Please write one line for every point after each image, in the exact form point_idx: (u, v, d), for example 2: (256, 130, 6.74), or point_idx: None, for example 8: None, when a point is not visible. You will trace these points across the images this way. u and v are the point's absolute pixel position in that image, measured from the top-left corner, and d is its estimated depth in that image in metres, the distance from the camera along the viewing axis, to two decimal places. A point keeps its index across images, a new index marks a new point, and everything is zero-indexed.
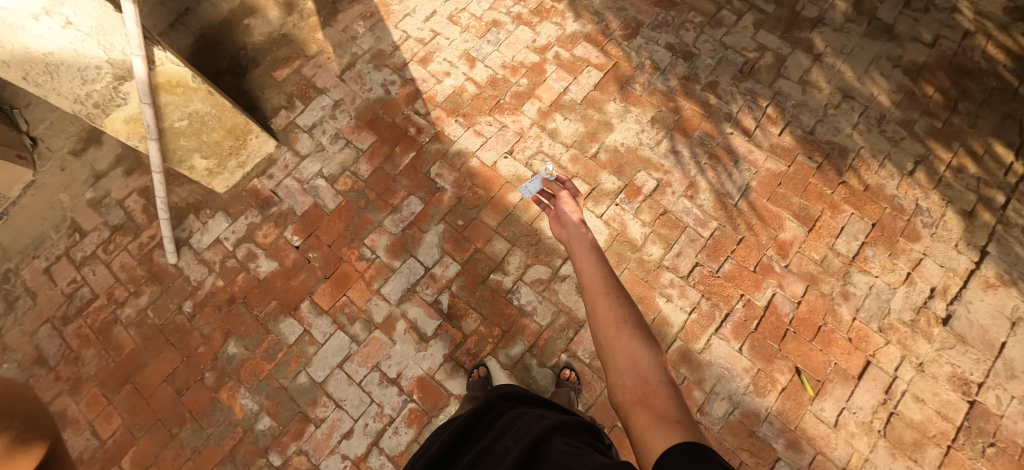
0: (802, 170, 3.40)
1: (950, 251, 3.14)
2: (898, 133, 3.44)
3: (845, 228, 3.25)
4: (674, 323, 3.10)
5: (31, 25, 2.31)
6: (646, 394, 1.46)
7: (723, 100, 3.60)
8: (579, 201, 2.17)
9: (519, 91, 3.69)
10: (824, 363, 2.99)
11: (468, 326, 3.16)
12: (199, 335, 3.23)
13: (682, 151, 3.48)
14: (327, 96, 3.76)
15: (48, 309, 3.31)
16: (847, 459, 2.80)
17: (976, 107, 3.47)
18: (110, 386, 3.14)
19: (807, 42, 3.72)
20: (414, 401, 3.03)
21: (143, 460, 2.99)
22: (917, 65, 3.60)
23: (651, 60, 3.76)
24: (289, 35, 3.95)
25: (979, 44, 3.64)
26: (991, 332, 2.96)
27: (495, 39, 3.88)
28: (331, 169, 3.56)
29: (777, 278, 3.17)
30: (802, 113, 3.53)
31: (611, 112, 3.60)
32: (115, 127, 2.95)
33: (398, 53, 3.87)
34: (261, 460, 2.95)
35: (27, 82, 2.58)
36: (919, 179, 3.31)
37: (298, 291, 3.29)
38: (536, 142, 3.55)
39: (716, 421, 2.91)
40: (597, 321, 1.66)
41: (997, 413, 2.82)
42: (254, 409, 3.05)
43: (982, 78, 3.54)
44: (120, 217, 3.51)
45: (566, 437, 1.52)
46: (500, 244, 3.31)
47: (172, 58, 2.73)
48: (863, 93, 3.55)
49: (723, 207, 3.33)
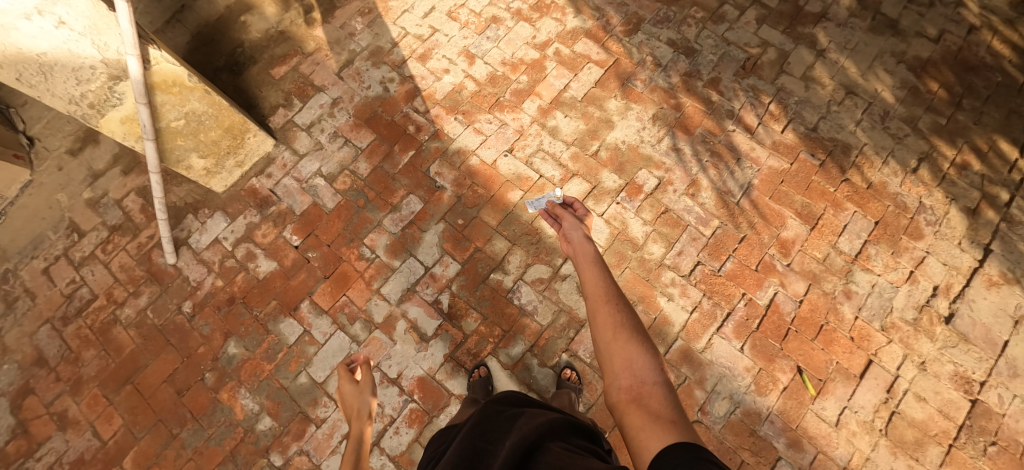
0: (804, 168, 3.37)
1: (953, 249, 3.12)
2: (901, 130, 3.40)
3: (848, 226, 3.22)
4: (675, 322, 3.08)
5: (23, 25, 2.28)
6: (641, 394, 1.44)
7: (725, 97, 3.57)
8: (588, 221, 2.14)
9: (519, 88, 3.66)
10: (825, 362, 2.98)
11: (468, 326, 3.15)
12: (199, 335, 3.22)
13: (684, 149, 3.45)
14: (325, 94, 3.73)
15: (47, 310, 3.30)
16: (848, 459, 2.80)
17: (981, 103, 3.44)
18: (111, 386, 3.14)
19: (810, 38, 3.68)
20: (415, 401, 3.03)
21: (144, 461, 2.99)
22: (921, 60, 3.56)
23: (652, 56, 3.72)
24: (287, 32, 3.91)
25: (985, 39, 3.60)
26: (993, 331, 2.95)
27: (495, 36, 3.84)
28: (330, 168, 3.54)
29: (779, 277, 3.15)
30: (805, 110, 3.50)
31: (612, 109, 3.57)
32: (110, 127, 2.92)
33: (397, 50, 3.83)
34: (262, 460, 2.95)
35: (20, 83, 2.55)
36: (923, 176, 3.29)
37: (297, 291, 3.28)
38: (536, 139, 3.52)
39: (717, 420, 2.90)
40: (594, 324, 1.65)
41: (1000, 412, 2.81)
42: (254, 409, 3.05)
43: (987, 73, 3.50)
44: (119, 217, 3.49)
45: (562, 440, 1.50)
46: (500, 243, 3.30)
47: (168, 58, 2.69)
48: (867, 89, 3.51)
49: (724, 205, 3.31)
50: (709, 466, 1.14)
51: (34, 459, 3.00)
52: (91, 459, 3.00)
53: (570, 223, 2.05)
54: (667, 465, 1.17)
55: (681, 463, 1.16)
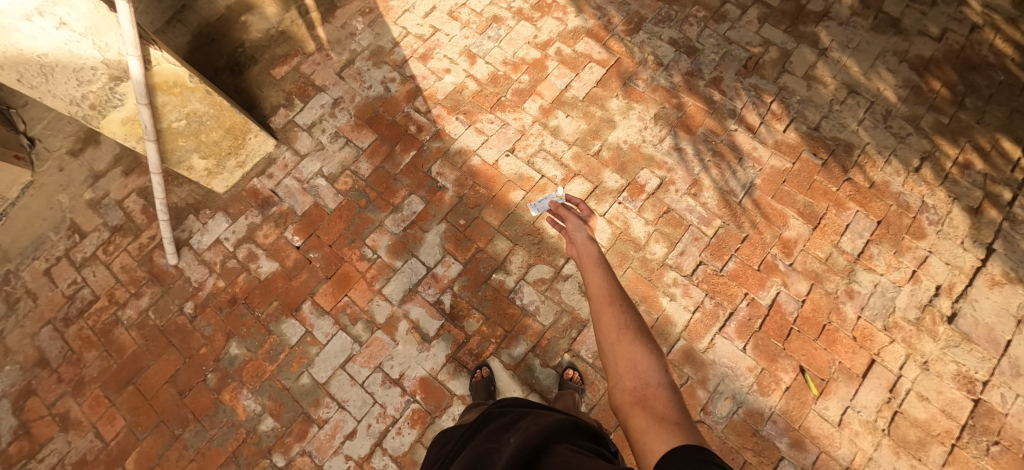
0: (807, 167, 3.36)
1: (955, 248, 3.12)
2: (904, 129, 3.40)
3: (850, 226, 3.22)
4: (677, 322, 3.08)
5: (24, 26, 2.27)
6: (645, 396, 1.44)
7: (727, 96, 3.56)
8: (591, 222, 2.14)
9: (520, 88, 3.65)
10: (828, 362, 2.97)
11: (470, 326, 3.14)
12: (200, 336, 3.22)
13: (686, 149, 3.44)
14: (326, 94, 3.72)
15: (48, 311, 3.29)
16: (851, 459, 2.79)
17: (983, 102, 3.43)
18: (113, 387, 3.14)
19: (812, 37, 3.67)
20: (417, 401, 3.02)
21: (146, 462, 2.99)
22: (923, 59, 3.55)
23: (654, 56, 3.71)
24: (287, 32, 3.90)
25: (987, 37, 3.59)
26: (996, 330, 2.95)
27: (496, 35, 3.83)
28: (331, 168, 3.53)
29: (781, 277, 3.15)
30: (807, 109, 3.49)
31: (614, 109, 3.56)
32: (112, 128, 2.92)
33: (398, 49, 3.82)
34: (265, 461, 2.95)
35: (21, 84, 2.54)
36: (925, 175, 3.28)
37: (299, 291, 3.27)
38: (538, 139, 3.51)
39: (720, 420, 2.90)
40: (598, 326, 1.64)
41: (1003, 412, 2.81)
42: (257, 410, 3.05)
43: (990, 72, 3.49)
44: (120, 217, 3.49)
45: (568, 442, 1.49)
46: (502, 244, 3.29)
47: (169, 58, 2.68)
48: (869, 88, 3.50)
49: (726, 205, 3.30)
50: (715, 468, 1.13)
51: (36, 460, 3.00)
52: (93, 459, 3.00)
53: (574, 225, 2.04)
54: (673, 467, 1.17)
55: (686, 465, 1.16)
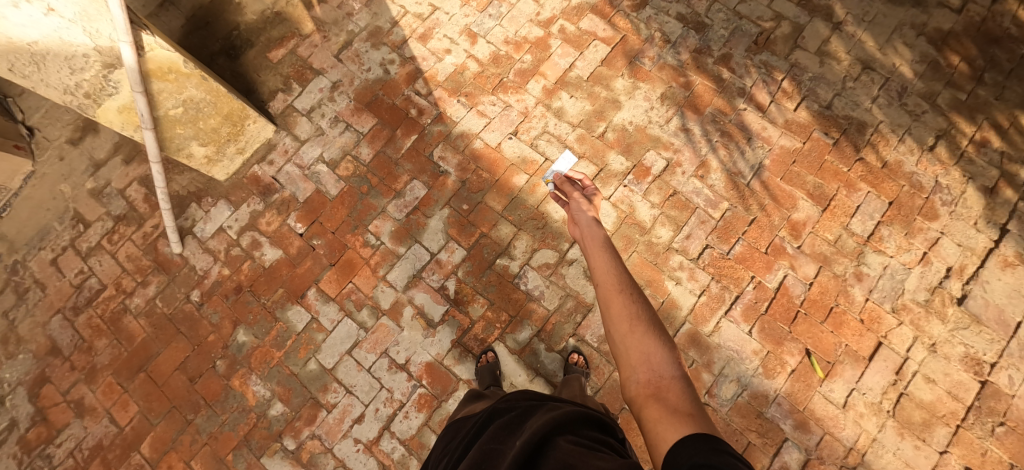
0: (817, 147, 3.28)
1: (968, 229, 3.05)
2: (919, 107, 3.29)
3: (861, 207, 3.15)
4: (683, 306, 3.07)
5: (13, 14, 2.21)
6: (659, 388, 1.42)
7: (736, 74, 3.45)
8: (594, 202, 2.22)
9: (523, 69, 3.56)
10: (834, 345, 2.96)
11: (475, 311, 3.15)
12: (208, 324, 3.25)
13: (693, 129, 3.36)
14: (324, 77, 3.64)
15: (57, 300, 3.33)
16: (855, 440, 2.81)
17: (1003, 77, 3.30)
18: (125, 374, 3.19)
19: (826, 10, 3.52)
20: (424, 386, 3.05)
21: (161, 446, 3.06)
22: (942, 32, 3.40)
23: (661, 32, 3.59)
24: (282, 13, 3.80)
25: (1011, 9, 3.43)
26: (1006, 311, 2.91)
27: (497, 13, 3.71)
28: (331, 154, 3.49)
29: (789, 260, 3.11)
30: (819, 86, 3.38)
31: (619, 89, 3.46)
32: (108, 117, 2.89)
33: (397, 29, 3.72)
34: (275, 445, 3.01)
35: (13, 73, 2.50)
36: (940, 154, 3.19)
37: (303, 279, 3.28)
38: (541, 121, 3.44)
39: (725, 402, 2.91)
40: (608, 314, 1.64)
41: (1009, 393, 2.80)
42: (266, 395, 3.09)
43: (1012, 45, 3.35)
44: (122, 207, 3.48)
45: (571, 434, 1.51)
46: (505, 228, 3.26)
47: (162, 44, 2.63)
48: (885, 64, 3.38)
49: (734, 187, 3.24)
50: (729, 458, 1.13)
51: (54, 445, 3.08)
52: (109, 444, 3.08)
53: (579, 208, 2.10)
54: (685, 457, 1.17)
55: (699, 455, 1.16)
